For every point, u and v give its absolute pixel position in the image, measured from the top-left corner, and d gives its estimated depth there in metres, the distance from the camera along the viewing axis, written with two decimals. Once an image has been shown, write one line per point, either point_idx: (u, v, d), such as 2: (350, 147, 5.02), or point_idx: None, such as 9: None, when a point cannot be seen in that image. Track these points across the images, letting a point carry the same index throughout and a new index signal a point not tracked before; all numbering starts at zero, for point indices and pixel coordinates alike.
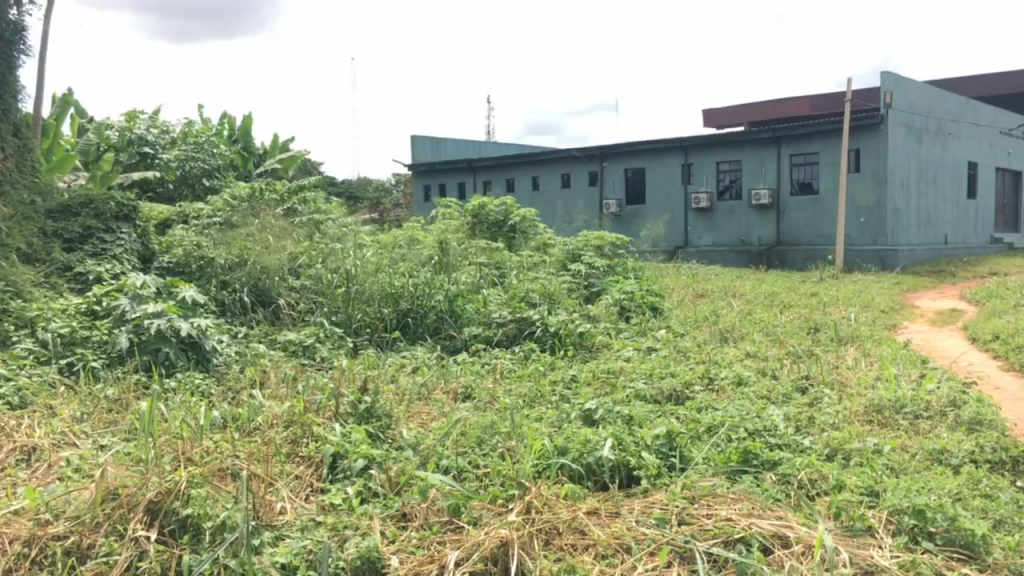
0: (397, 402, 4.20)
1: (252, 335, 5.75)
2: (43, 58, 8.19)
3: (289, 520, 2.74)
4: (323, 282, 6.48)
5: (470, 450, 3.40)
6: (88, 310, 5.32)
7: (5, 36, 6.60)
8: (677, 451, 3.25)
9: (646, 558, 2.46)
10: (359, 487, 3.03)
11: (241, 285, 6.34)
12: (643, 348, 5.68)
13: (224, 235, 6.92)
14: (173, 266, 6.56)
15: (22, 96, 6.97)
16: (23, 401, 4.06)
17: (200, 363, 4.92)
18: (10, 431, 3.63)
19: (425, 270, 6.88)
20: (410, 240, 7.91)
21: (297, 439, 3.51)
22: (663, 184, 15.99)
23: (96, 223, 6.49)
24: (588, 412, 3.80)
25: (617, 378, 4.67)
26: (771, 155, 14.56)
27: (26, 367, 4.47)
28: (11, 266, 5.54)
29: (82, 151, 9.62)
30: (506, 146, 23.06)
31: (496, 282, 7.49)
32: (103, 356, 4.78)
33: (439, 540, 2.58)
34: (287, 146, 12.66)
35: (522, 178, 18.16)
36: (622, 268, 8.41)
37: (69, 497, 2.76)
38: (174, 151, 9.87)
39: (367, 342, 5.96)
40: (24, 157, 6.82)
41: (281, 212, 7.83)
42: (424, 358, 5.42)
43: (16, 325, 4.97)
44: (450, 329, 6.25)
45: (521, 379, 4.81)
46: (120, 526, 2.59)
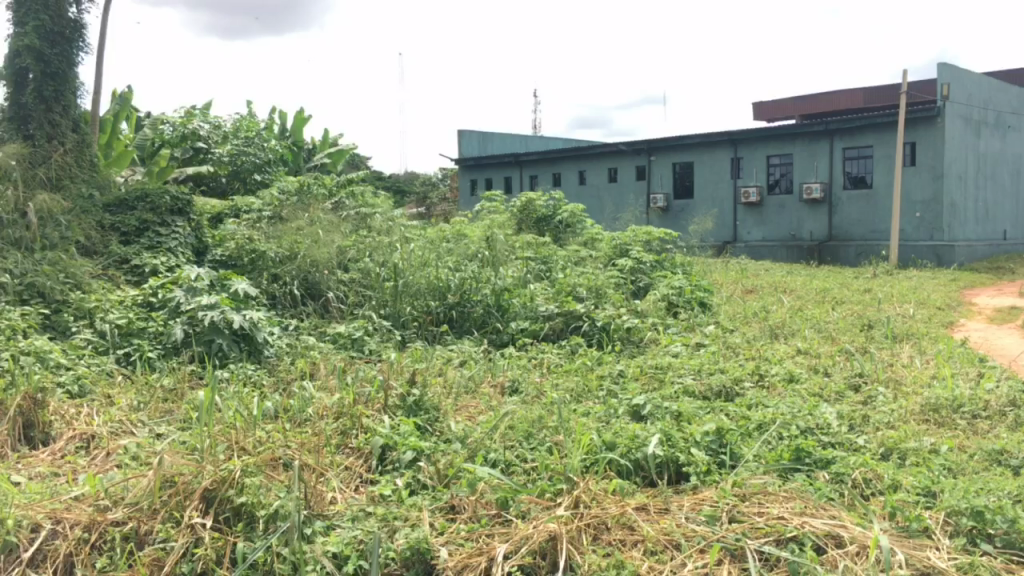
0: (445, 395, 4.22)
1: (302, 327, 5.83)
2: (100, 54, 8.37)
3: (340, 510, 2.77)
4: (371, 276, 6.53)
5: (518, 444, 3.40)
6: (144, 301, 5.43)
7: (65, 33, 6.79)
8: (726, 448, 3.21)
9: (696, 555, 2.44)
10: (408, 479, 3.05)
11: (292, 278, 6.44)
12: (692, 343, 5.64)
13: (275, 229, 7.02)
14: (226, 259, 6.69)
15: (81, 93, 7.15)
16: (82, 390, 4.17)
17: (252, 354, 5.00)
18: (70, 418, 3.74)
19: (472, 265, 6.91)
20: (457, 234, 7.95)
21: (346, 431, 3.56)
22: (712, 178, 15.83)
23: (152, 217, 6.64)
24: (636, 407, 3.77)
25: (665, 374, 4.64)
26: (823, 148, 14.30)
27: (85, 357, 4.60)
28: (70, 259, 5.69)
29: (138, 146, 9.82)
30: (553, 140, 22.99)
31: (543, 277, 7.49)
32: (159, 347, 4.89)
33: (488, 534, 2.60)
34: (336, 142, 12.79)
35: (568, 172, 18.13)
36: (670, 262, 8.35)
37: (127, 484, 2.83)
38: (227, 145, 10.04)
39: (414, 335, 6.01)
40: (85, 152, 7.00)
41: (329, 206, 7.92)
42: (471, 352, 5.44)
43: (75, 316, 5.13)
44: (496, 322, 6.26)
45: (568, 374, 4.81)
46: (176, 512, 2.65)
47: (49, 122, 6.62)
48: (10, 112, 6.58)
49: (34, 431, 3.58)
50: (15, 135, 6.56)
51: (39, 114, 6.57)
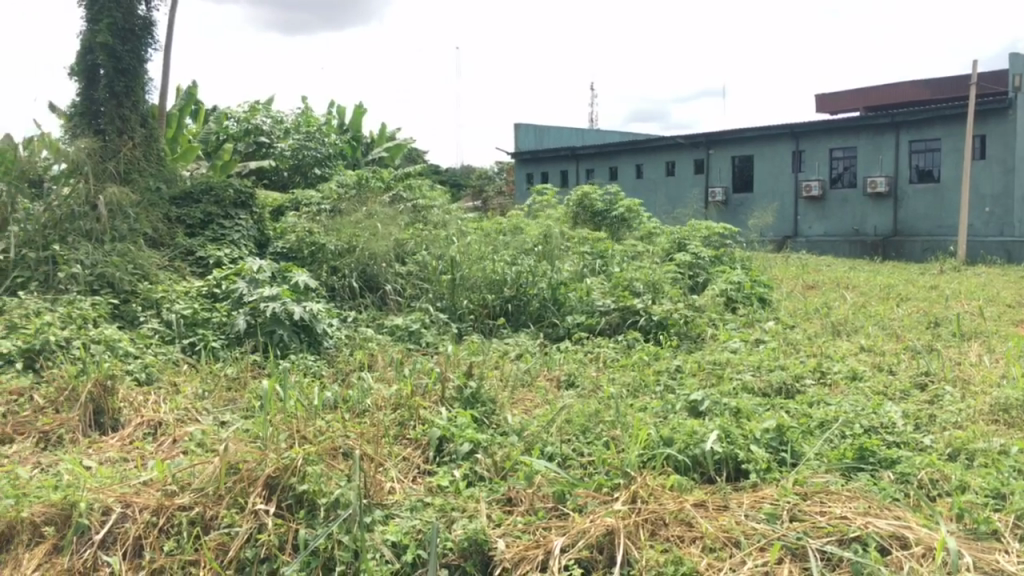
0: (501, 388, 4.24)
1: (360, 319, 5.90)
2: (167, 50, 8.57)
3: (398, 500, 2.81)
4: (428, 269, 6.59)
5: (575, 438, 3.40)
6: (209, 292, 5.56)
7: (136, 30, 6.97)
8: (787, 446, 3.16)
9: (756, 553, 2.42)
10: (465, 470, 3.08)
11: (350, 271, 6.53)
12: (751, 340, 5.57)
13: (334, 222, 7.12)
14: (287, 251, 6.81)
15: (150, 89, 7.34)
16: (149, 378, 4.29)
17: (312, 345, 5.09)
18: (138, 405, 3.85)
19: (528, 259, 6.92)
20: (513, 228, 7.97)
21: (404, 422, 3.60)
22: (773, 172, 15.57)
23: (216, 210, 6.81)
24: (694, 403, 3.74)
25: (723, 370, 4.59)
26: (889, 141, 13.94)
27: (152, 346, 4.73)
28: (138, 250, 5.86)
29: (202, 141, 10.04)
30: (610, 133, 22.86)
31: (599, 271, 7.47)
32: (222, 337, 5.01)
33: (545, 527, 2.60)
34: (393, 136, 12.91)
35: (625, 165, 18.03)
36: (729, 257, 8.24)
37: (194, 470, 2.90)
38: (288, 140, 10.21)
39: (471, 328, 6.05)
40: (152, 146, 7.17)
41: (387, 199, 7.99)
42: (527, 345, 5.45)
43: (143, 307, 5.28)
44: (552, 316, 6.25)
45: (625, 369, 4.79)
46: (240, 498, 2.71)
47: (120, 117, 6.80)
48: (81, 107, 6.77)
49: (104, 417, 3.71)
50: (87, 129, 6.75)
51: (111, 109, 6.75)
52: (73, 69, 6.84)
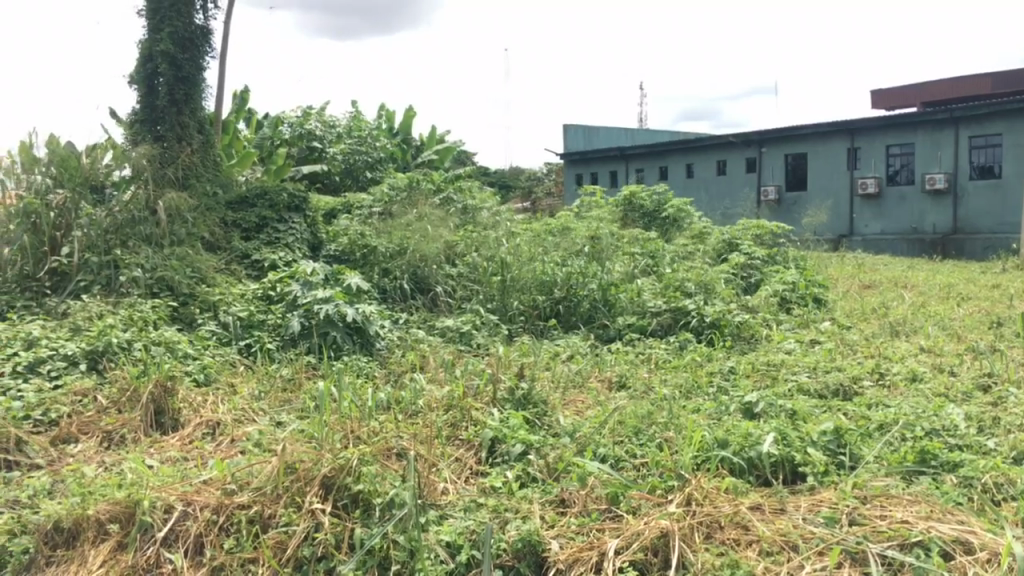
0: (553, 389, 4.24)
1: (411, 321, 5.96)
2: (223, 57, 8.75)
3: (452, 501, 2.83)
4: (478, 270, 6.62)
5: (628, 440, 3.38)
6: (264, 295, 5.65)
7: (194, 39, 7.13)
8: (846, 449, 3.11)
9: (815, 557, 2.38)
10: (518, 471, 3.08)
11: (402, 273, 6.58)
12: (806, 341, 5.48)
13: (385, 224, 7.19)
14: (339, 254, 6.90)
15: (207, 95, 7.50)
16: (207, 379, 4.38)
17: (365, 347, 5.15)
18: (197, 405, 3.94)
19: (579, 260, 6.90)
20: (563, 228, 7.95)
21: (456, 423, 3.63)
22: (827, 170, 15.31)
23: (270, 214, 6.93)
24: (749, 405, 3.69)
25: (778, 371, 4.53)
26: (948, 137, 13.61)
27: (210, 347, 4.83)
28: (196, 254, 5.99)
29: (257, 146, 10.22)
30: (659, 133, 22.70)
31: (650, 272, 7.42)
32: (277, 339, 5.09)
33: (598, 528, 2.60)
34: (443, 139, 12.98)
35: (675, 165, 17.90)
36: (783, 257, 8.13)
37: (252, 470, 2.95)
38: (340, 144, 10.36)
39: (521, 329, 6.06)
40: (209, 152, 7.33)
41: (438, 201, 8.04)
42: (578, 346, 5.44)
43: (201, 309, 5.40)
44: (603, 318, 6.22)
45: (677, 370, 4.74)
46: (298, 498, 2.75)
47: (179, 124, 6.97)
48: (142, 114, 6.94)
49: (165, 417, 3.79)
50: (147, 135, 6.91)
51: (170, 116, 6.91)
52: (134, 77, 7.01)
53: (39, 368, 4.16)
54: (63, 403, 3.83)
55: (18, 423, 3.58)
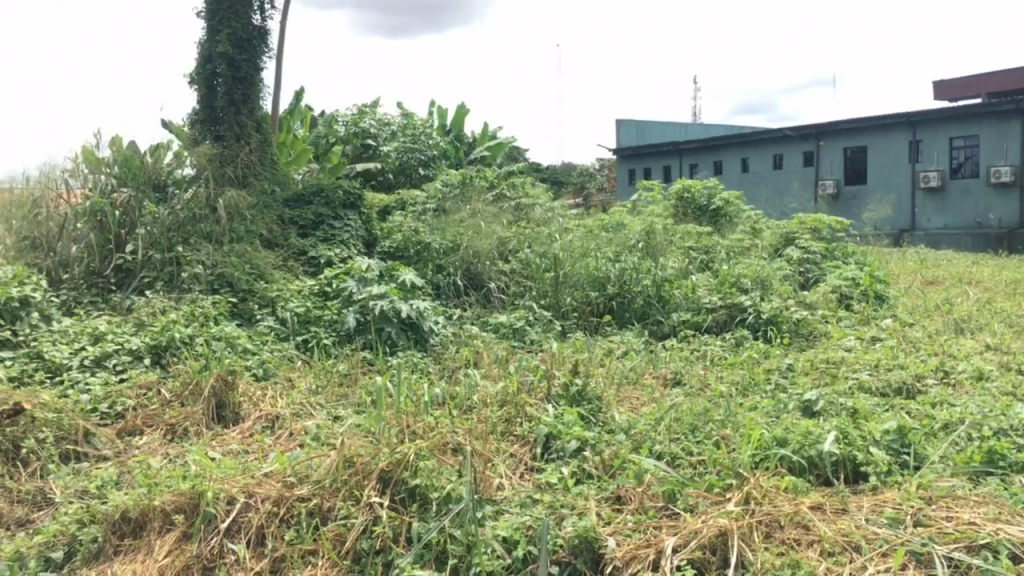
0: (608, 385, 4.23)
1: (465, 317, 5.99)
2: (280, 56, 8.88)
3: (507, 496, 2.84)
4: (531, 266, 6.63)
5: (684, 437, 3.36)
6: (320, 291, 5.72)
7: (252, 40, 7.27)
8: (909, 448, 3.05)
9: (878, 558, 2.34)
10: (573, 468, 3.08)
11: (455, 269, 6.62)
12: (867, 338, 5.38)
13: (439, 221, 7.24)
14: (393, 250, 6.97)
15: (265, 94, 7.62)
16: (266, 373, 4.47)
17: (419, 343, 5.20)
18: (257, 399, 4.02)
19: (632, 256, 6.87)
20: (616, 224, 7.92)
21: (511, 419, 3.64)
22: (887, 163, 14.97)
23: (327, 211, 7.03)
24: (808, 403, 3.63)
25: (838, 369, 4.45)
26: (1015, 128, 13.21)
27: (268, 342, 4.92)
28: (254, 251, 6.11)
29: (312, 144, 10.36)
30: (714, 127, 22.43)
31: (705, 267, 7.35)
32: (333, 334, 5.16)
33: (655, 525, 2.58)
34: (495, 135, 13.00)
35: (730, 159, 17.69)
36: (841, 252, 7.98)
37: (312, 462, 3.00)
38: (394, 142, 10.47)
39: (575, 326, 6.05)
40: (267, 150, 7.45)
41: (491, 197, 8.05)
42: (632, 342, 5.42)
43: (260, 305, 5.51)
44: (657, 314, 6.18)
45: (733, 367, 4.69)
46: (356, 491, 2.79)
47: (238, 123, 7.10)
48: (203, 114, 7.09)
49: (226, 410, 3.89)
50: (208, 135, 7.05)
51: (230, 116, 7.05)
52: (195, 78, 7.16)
53: (105, 362, 4.28)
54: (128, 396, 3.94)
55: (85, 416, 3.69)
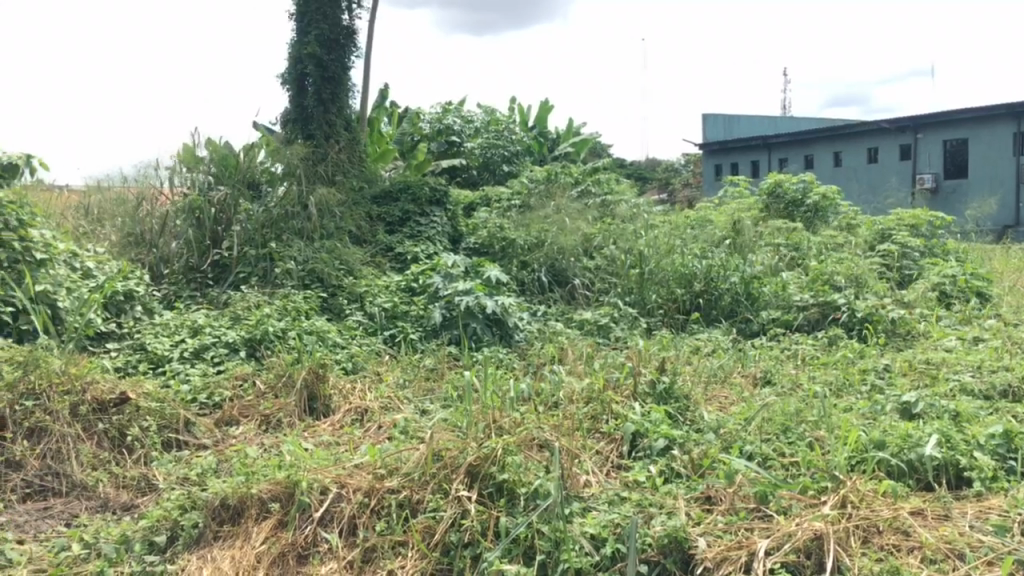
0: (695, 383, 4.16)
1: (550, 313, 5.99)
2: (368, 56, 9.03)
3: (595, 493, 2.83)
4: (616, 263, 6.57)
5: (776, 437, 3.28)
6: (407, 286, 5.80)
7: (339, 40, 7.42)
8: (1017, 454, 2.92)
9: (983, 567, 2.26)
10: (662, 466, 3.05)
11: (540, 265, 6.63)
12: (969, 338, 5.17)
13: (524, 217, 7.27)
14: (479, 246, 7.03)
15: (353, 93, 7.77)
16: (355, 367, 4.55)
17: (504, 338, 5.23)
18: (347, 392, 4.11)
19: (720, 252, 6.76)
20: (702, 220, 7.79)
21: (597, 416, 3.62)
22: (991, 156, 14.33)
23: (413, 208, 7.13)
24: (906, 405, 3.51)
25: (939, 370, 4.29)
26: None
27: (357, 337, 5.01)
28: (344, 247, 6.24)
29: (398, 141, 10.51)
30: (804, 122, 21.84)
31: (796, 265, 7.16)
32: (420, 329, 5.23)
33: (747, 527, 2.53)
34: (579, 130, 12.95)
35: (822, 153, 17.23)
36: (941, 250, 7.67)
37: (401, 455, 3.04)
38: (478, 139, 10.56)
39: (661, 323, 5.97)
40: (355, 148, 7.60)
41: (575, 193, 8.03)
42: (720, 340, 5.33)
43: (349, 300, 5.63)
44: (746, 312, 6.07)
45: (826, 367, 4.57)
46: (445, 484, 2.82)
47: (327, 122, 7.26)
48: (293, 114, 7.27)
49: (317, 402, 3.99)
50: (299, 133, 7.24)
51: (319, 116, 7.21)
52: (286, 78, 7.35)
53: (203, 354, 4.44)
54: (225, 387, 4.07)
55: (186, 405, 3.83)
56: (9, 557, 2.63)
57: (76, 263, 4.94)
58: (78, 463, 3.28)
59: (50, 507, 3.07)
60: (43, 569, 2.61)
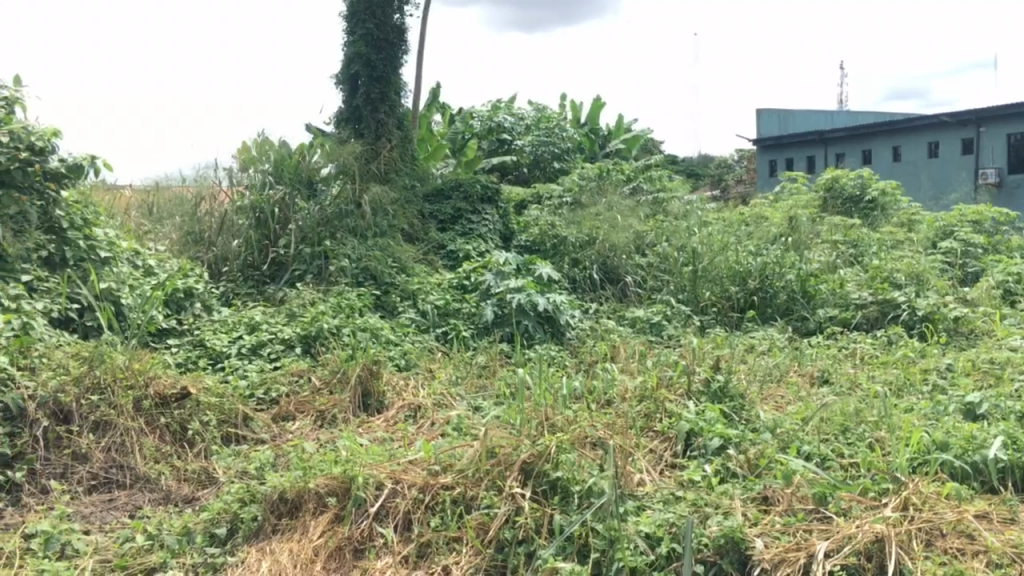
0: (751, 382, 4.11)
1: (602, 310, 5.98)
2: (420, 54, 9.09)
3: (649, 492, 2.82)
4: (669, 260, 6.51)
5: (834, 438, 3.22)
6: (459, 284, 5.83)
7: (388, 38, 7.46)
8: None
9: None
10: (717, 466, 3.01)
11: (591, 262, 6.60)
12: None
13: (575, 214, 7.26)
14: (531, 244, 7.04)
15: (405, 92, 7.83)
16: (408, 363, 4.59)
17: (555, 336, 5.23)
18: (400, 388, 4.15)
19: (775, 249, 6.66)
20: (757, 217, 7.67)
21: (650, 414, 3.59)
22: None
23: (465, 206, 7.16)
24: (970, 406, 3.43)
25: (1004, 370, 4.17)
26: None
27: (410, 334, 5.05)
28: (397, 245, 6.30)
29: (450, 139, 10.55)
30: (862, 116, 21.39)
31: (853, 262, 7.02)
32: (472, 327, 5.26)
33: (806, 529, 2.49)
34: (631, 127, 12.86)
35: (881, 148, 16.85)
36: (1006, 247, 7.46)
37: (455, 452, 3.06)
38: (529, 136, 10.55)
39: (715, 322, 5.90)
40: (407, 147, 7.65)
41: (627, 190, 7.98)
42: (775, 338, 5.26)
43: (402, 297, 5.67)
44: (802, 310, 5.97)
45: (886, 367, 4.48)
46: (498, 481, 2.83)
47: (379, 121, 7.33)
48: (346, 113, 7.37)
49: (371, 399, 4.03)
50: (352, 133, 7.32)
51: (368, 116, 7.30)
52: (339, 78, 7.43)
53: (260, 350, 4.52)
54: (281, 382, 4.14)
55: (244, 400, 3.91)
56: (77, 546, 2.72)
57: (138, 261, 5.06)
58: (142, 457, 3.36)
59: (115, 499, 3.15)
60: (109, 559, 2.68)
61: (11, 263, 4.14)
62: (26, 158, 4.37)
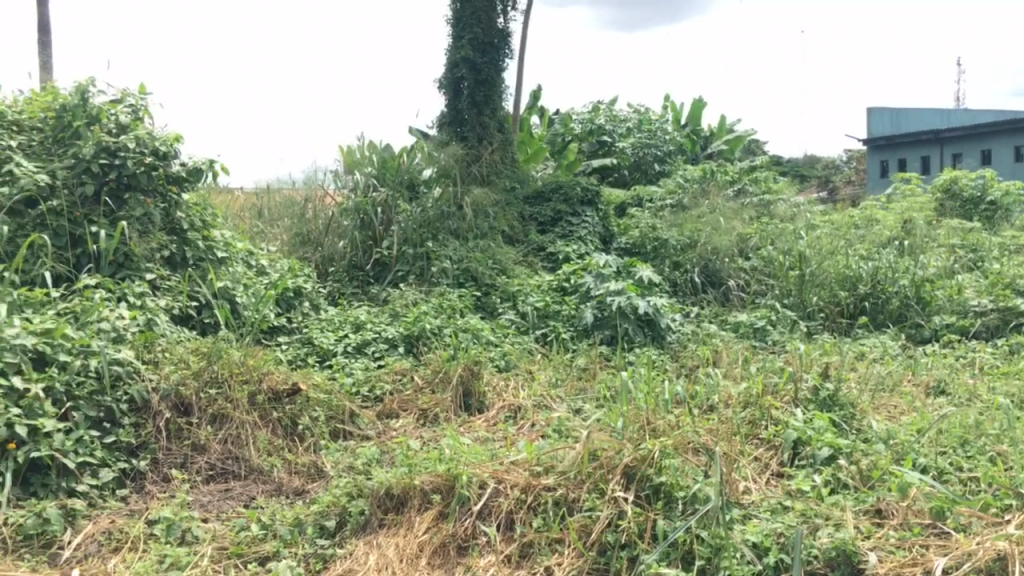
0: (862, 391, 3.97)
1: (703, 314, 5.89)
2: (521, 57, 9.14)
3: (756, 501, 2.76)
4: (774, 264, 6.34)
5: (952, 450, 3.09)
6: (559, 286, 5.83)
7: (495, 42, 7.55)
8: None
9: None
10: (826, 476, 2.93)
11: (693, 266, 6.50)
12: None
13: (677, 218, 7.17)
14: (631, 247, 6.98)
15: (506, 95, 7.90)
16: (508, 364, 4.62)
17: (656, 339, 5.16)
18: (500, 390, 4.18)
19: (888, 253, 6.42)
20: (868, 220, 7.41)
21: (755, 420, 3.51)
22: None
23: (565, 209, 7.17)
24: None
25: None
26: None
27: (509, 336, 5.09)
28: (497, 247, 6.37)
29: (550, 141, 10.57)
30: (982, 115, 20.36)
31: (973, 267, 6.70)
32: (571, 329, 5.26)
33: (922, 544, 2.40)
34: (734, 128, 12.59)
35: (1002, 147, 16.00)
36: None
37: (557, 454, 3.06)
38: (630, 138, 10.47)
39: (822, 327, 5.73)
40: (508, 150, 7.70)
41: (731, 192, 7.83)
42: (887, 346, 5.07)
43: (502, 299, 5.72)
44: (916, 317, 5.74)
45: (1008, 377, 4.26)
46: (601, 484, 2.81)
47: (481, 124, 7.41)
48: (449, 117, 7.48)
49: (472, 398, 4.08)
50: (454, 136, 7.42)
51: (474, 117, 7.37)
52: (443, 82, 7.55)
53: (365, 349, 4.64)
54: (386, 381, 4.24)
55: (351, 397, 4.02)
56: (196, 533, 2.85)
57: (252, 261, 5.25)
58: (256, 449, 3.49)
59: (231, 489, 3.29)
60: (225, 546, 2.79)
61: (137, 261, 4.38)
62: (151, 163, 4.58)
